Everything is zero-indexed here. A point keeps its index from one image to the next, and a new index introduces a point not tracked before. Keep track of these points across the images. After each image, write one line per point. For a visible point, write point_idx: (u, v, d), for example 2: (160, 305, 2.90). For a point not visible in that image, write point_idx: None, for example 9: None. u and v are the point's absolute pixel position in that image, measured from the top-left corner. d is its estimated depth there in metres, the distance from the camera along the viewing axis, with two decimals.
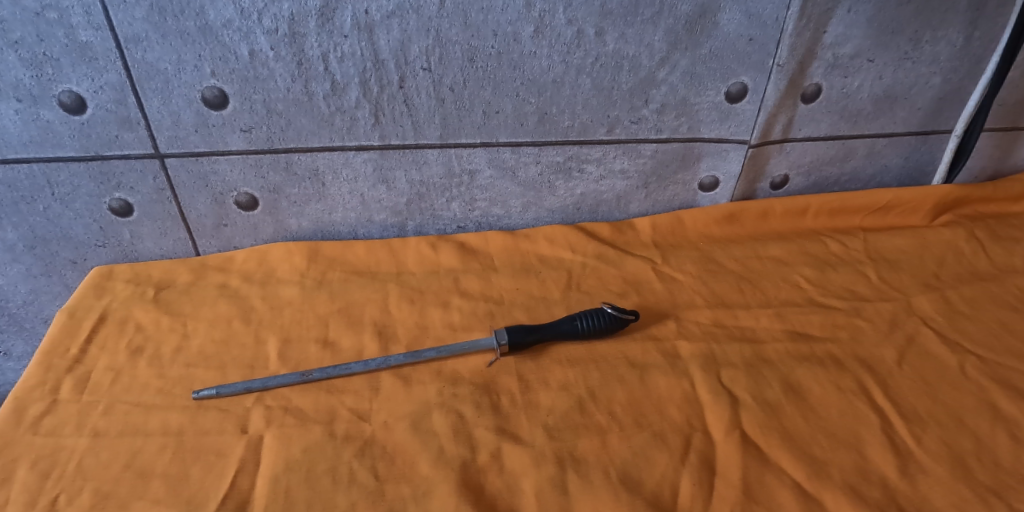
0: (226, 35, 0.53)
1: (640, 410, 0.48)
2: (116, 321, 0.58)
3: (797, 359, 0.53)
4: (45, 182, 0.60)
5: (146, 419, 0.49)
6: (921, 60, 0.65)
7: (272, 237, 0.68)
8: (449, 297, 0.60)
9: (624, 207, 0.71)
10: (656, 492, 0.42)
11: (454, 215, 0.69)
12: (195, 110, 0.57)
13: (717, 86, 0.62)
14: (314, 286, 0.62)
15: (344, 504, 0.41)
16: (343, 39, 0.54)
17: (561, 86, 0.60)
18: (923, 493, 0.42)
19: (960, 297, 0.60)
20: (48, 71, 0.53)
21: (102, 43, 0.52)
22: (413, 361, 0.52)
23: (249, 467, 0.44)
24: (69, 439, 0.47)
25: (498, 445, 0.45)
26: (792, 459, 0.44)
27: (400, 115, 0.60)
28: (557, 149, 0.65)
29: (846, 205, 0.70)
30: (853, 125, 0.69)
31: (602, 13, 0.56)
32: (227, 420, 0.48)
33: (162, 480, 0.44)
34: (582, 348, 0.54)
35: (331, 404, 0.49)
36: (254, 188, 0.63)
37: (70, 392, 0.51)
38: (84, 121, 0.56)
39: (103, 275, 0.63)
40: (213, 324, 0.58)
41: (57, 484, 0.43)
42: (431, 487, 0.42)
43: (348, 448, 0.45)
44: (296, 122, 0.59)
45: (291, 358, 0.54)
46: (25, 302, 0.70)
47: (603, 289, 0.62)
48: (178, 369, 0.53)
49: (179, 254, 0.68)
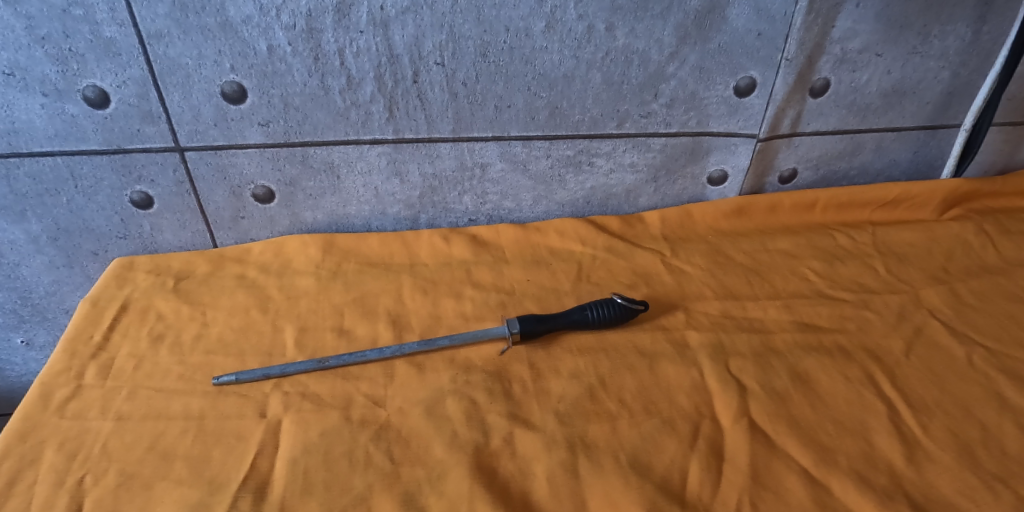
0: (245, 31, 0.54)
1: (649, 397, 0.49)
2: (138, 310, 0.60)
3: (805, 349, 0.54)
4: (69, 175, 0.61)
5: (168, 403, 0.50)
6: (930, 54, 0.66)
7: (288, 229, 0.69)
8: (462, 288, 0.61)
9: (634, 201, 0.72)
10: (665, 476, 0.43)
11: (465, 208, 0.70)
12: (215, 105, 0.58)
13: (726, 80, 0.63)
14: (329, 277, 0.63)
15: (360, 485, 0.42)
16: (359, 34, 0.55)
17: (571, 81, 0.61)
18: (929, 480, 0.42)
19: (968, 290, 0.60)
20: (73, 66, 0.55)
21: (126, 39, 0.54)
22: (427, 349, 0.54)
23: (269, 450, 0.46)
24: (94, 422, 0.48)
25: (510, 430, 0.46)
26: (799, 446, 0.45)
27: (414, 109, 0.61)
28: (568, 143, 0.66)
29: (854, 199, 0.71)
30: (862, 119, 0.70)
31: (612, 8, 0.57)
32: (247, 405, 0.50)
33: (185, 461, 0.45)
34: (592, 338, 0.55)
35: (346, 390, 0.51)
36: (271, 181, 0.64)
37: (94, 378, 0.52)
38: (108, 115, 0.58)
39: (124, 266, 0.64)
40: (232, 313, 0.59)
41: (83, 465, 0.44)
42: (445, 470, 0.43)
43: (364, 432, 0.47)
44: (313, 116, 0.60)
45: (308, 346, 0.55)
46: (48, 293, 0.72)
47: (613, 280, 0.63)
48: (199, 356, 0.55)
49: (197, 246, 0.69)
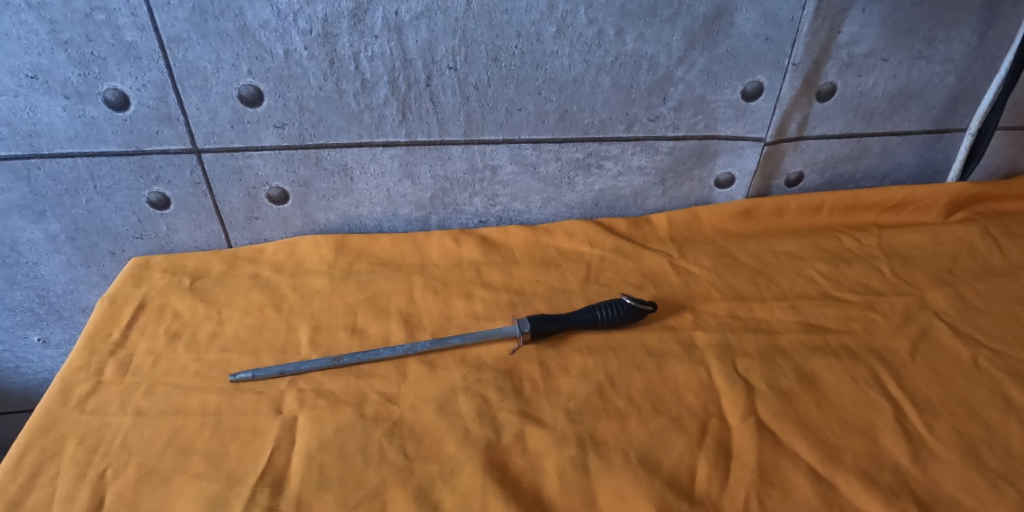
0: (263, 35, 0.55)
1: (657, 396, 0.50)
2: (154, 308, 0.61)
3: (811, 350, 0.54)
4: (87, 176, 0.63)
5: (186, 399, 0.51)
6: (936, 59, 0.66)
7: (301, 230, 0.70)
8: (472, 288, 0.62)
9: (642, 203, 0.73)
10: (674, 473, 0.43)
11: (475, 210, 0.71)
12: (231, 108, 0.60)
13: (733, 84, 0.64)
14: (342, 277, 0.64)
15: (375, 480, 0.43)
16: (374, 39, 0.56)
17: (581, 85, 0.62)
18: (935, 479, 0.43)
19: (973, 292, 0.61)
20: (95, 70, 0.56)
21: (146, 43, 0.55)
22: (439, 347, 0.55)
23: (285, 445, 0.47)
24: (114, 417, 0.49)
25: (520, 427, 0.47)
26: (805, 444, 0.45)
27: (426, 113, 0.62)
28: (577, 146, 0.67)
29: (860, 202, 0.71)
30: (868, 123, 0.70)
31: (622, 13, 0.58)
32: (262, 402, 0.51)
33: (202, 456, 0.46)
34: (601, 337, 0.56)
35: (360, 387, 0.52)
36: (285, 182, 0.66)
37: (112, 374, 0.54)
38: (127, 117, 0.59)
39: (141, 265, 0.66)
40: (247, 311, 0.60)
41: (104, 459, 0.46)
42: (458, 466, 0.44)
43: (378, 428, 0.47)
44: (327, 118, 0.61)
45: (322, 344, 0.56)
46: (65, 292, 0.73)
47: (621, 280, 0.63)
48: (215, 354, 0.56)
49: (212, 246, 0.71)
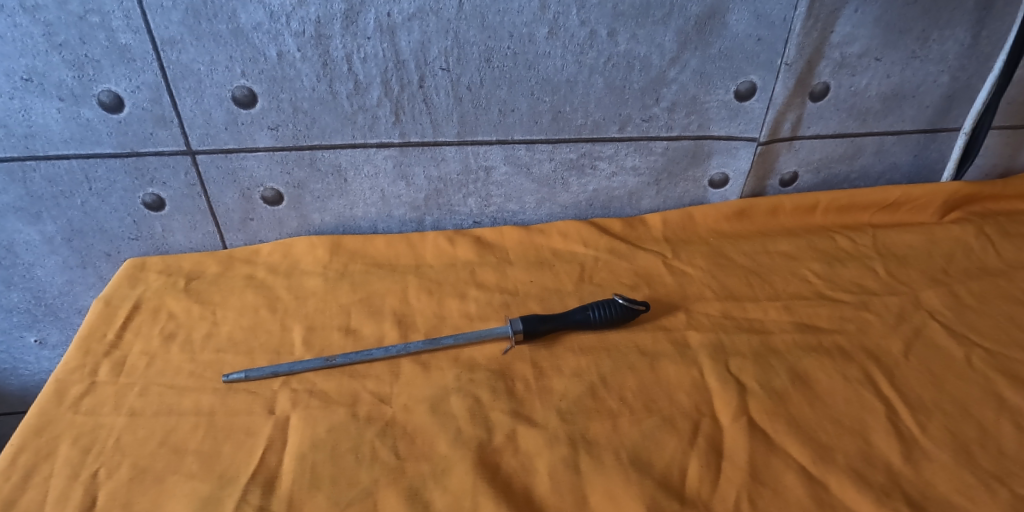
0: (256, 37, 0.56)
1: (650, 395, 0.50)
2: (149, 309, 0.61)
3: (804, 349, 0.54)
4: (83, 177, 0.63)
5: (180, 399, 0.51)
6: (929, 58, 0.66)
7: (296, 231, 0.70)
8: (466, 289, 0.62)
9: (636, 203, 0.73)
10: (666, 473, 0.43)
11: (470, 210, 0.71)
12: (226, 109, 0.60)
13: (727, 84, 0.64)
14: (336, 277, 0.64)
15: (366, 479, 0.43)
16: (366, 40, 0.56)
17: (574, 85, 0.62)
18: (927, 479, 0.43)
19: (968, 291, 0.61)
20: (89, 72, 0.56)
21: (140, 45, 0.55)
22: (432, 348, 0.55)
23: (277, 445, 0.47)
24: (107, 418, 0.49)
25: (513, 427, 0.47)
26: (797, 444, 0.45)
27: (420, 114, 0.62)
28: (571, 146, 0.67)
29: (855, 201, 0.71)
30: (862, 123, 0.70)
31: (614, 14, 0.58)
32: (256, 402, 0.51)
33: (196, 456, 0.46)
34: (594, 337, 0.56)
35: (353, 388, 0.52)
36: (279, 183, 0.66)
37: (107, 375, 0.54)
38: (122, 119, 0.59)
39: (136, 267, 0.66)
40: (242, 312, 0.61)
41: (97, 459, 0.46)
42: (449, 465, 0.44)
43: (370, 429, 0.48)
44: (321, 120, 0.61)
45: (315, 344, 0.57)
46: (61, 293, 0.73)
47: (615, 281, 0.64)
48: (209, 354, 0.56)
49: (207, 247, 0.71)
